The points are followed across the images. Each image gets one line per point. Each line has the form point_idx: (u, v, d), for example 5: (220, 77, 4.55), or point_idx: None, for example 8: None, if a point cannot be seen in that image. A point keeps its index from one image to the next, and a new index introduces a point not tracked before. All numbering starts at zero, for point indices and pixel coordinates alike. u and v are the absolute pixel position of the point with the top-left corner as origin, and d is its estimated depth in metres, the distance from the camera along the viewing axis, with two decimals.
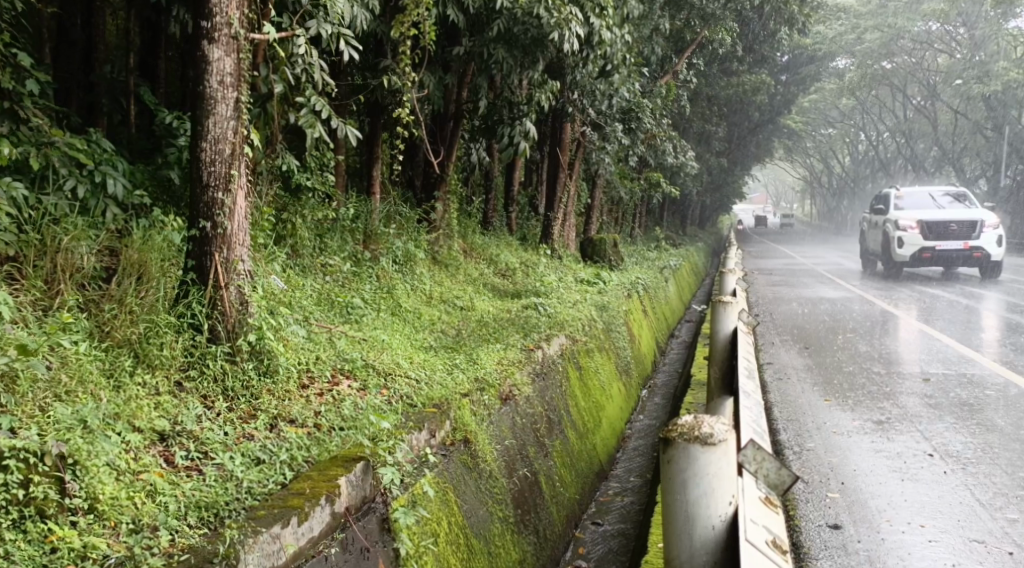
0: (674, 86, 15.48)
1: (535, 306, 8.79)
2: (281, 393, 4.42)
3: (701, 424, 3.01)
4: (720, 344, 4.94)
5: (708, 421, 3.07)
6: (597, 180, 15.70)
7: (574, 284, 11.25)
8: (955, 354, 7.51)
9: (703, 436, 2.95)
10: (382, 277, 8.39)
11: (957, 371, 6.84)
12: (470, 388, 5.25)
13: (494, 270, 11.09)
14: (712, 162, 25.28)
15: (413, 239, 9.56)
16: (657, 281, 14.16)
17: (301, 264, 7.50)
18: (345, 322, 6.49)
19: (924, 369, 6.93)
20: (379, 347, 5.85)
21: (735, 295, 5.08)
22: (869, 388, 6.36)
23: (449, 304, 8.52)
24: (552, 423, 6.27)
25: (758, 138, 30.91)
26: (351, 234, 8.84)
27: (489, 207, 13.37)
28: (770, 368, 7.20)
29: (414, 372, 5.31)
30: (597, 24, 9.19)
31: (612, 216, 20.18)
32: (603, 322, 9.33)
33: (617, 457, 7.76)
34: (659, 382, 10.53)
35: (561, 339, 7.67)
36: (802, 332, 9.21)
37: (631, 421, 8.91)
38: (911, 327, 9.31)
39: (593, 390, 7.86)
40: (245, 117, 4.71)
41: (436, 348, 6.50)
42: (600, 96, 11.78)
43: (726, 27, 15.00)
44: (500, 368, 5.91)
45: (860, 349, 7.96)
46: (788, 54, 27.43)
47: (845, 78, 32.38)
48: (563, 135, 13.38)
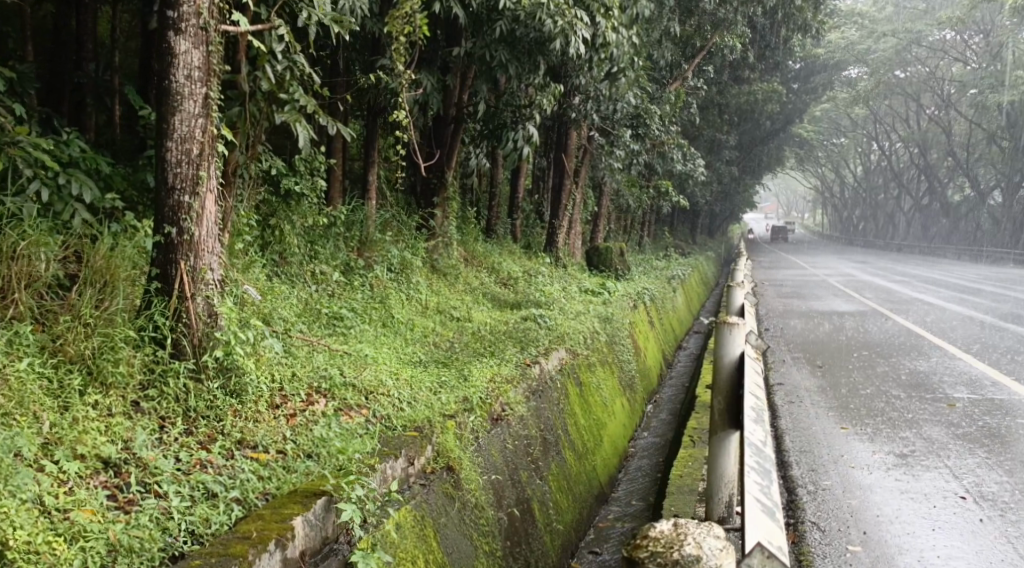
0: (683, 92, 15.11)
1: (534, 317, 8.43)
2: (248, 413, 4.07)
3: (685, 542, 2.61)
4: (726, 372, 4.33)
5: (697, 530, 2.67)
6: (604, 187, 15.34)
7: (578, 294, 10.89)
8: (977, 376, 7.12)
9: (683, 560, 2.55)
10: (376, 286, 8.04)
11: (983, 396, 6.43)
12: (458, 409, 4.89)
13: (495, 279, 10.74)
14: (722, 170, 24.91)
15: (409, 246, 9.22)
16: (665, 291, 13.78)
17: (288, 272, 7.17)
18: (330, 335, 6.15)
19: (947, 393, 6.53)
20: (364, 363, 5.51)
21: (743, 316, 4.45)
22: (889, 414, 5.96)
23: (445, 315, 8.18)
24: (547, 445, 5.92)
25: (769, 147, 30.52)
26: (344, 241, 8.52)
27: (492, 214, 13.03)
28: (780, 389, 6.82)
29: (399, 392, 4.95)
30: (602, 24, 8.84)
31: (620, 224, 19.82)
32: (606, 335, 8.96)
33: (617, 478, 7.39)
34: (664, 397, 10.13)
35: (560, 352, 7.32)
36: (814, 348, 8.83)
37: (634, 439, 8.53)
38: (929, 345, 8.91)
39: (594, 407, 7.49)
40: (215, 112, 4.36)
41: (426, 363, 6.15)
42: (606, 101, 11.44)
43: (738, 32, 14.64)
44: (492, 385, 5.55)
45: (876, 369, 7.56)
46: (801, 61, 27.06)
47: (858, 87, 31.98)
48: (569, 141, 13.03)
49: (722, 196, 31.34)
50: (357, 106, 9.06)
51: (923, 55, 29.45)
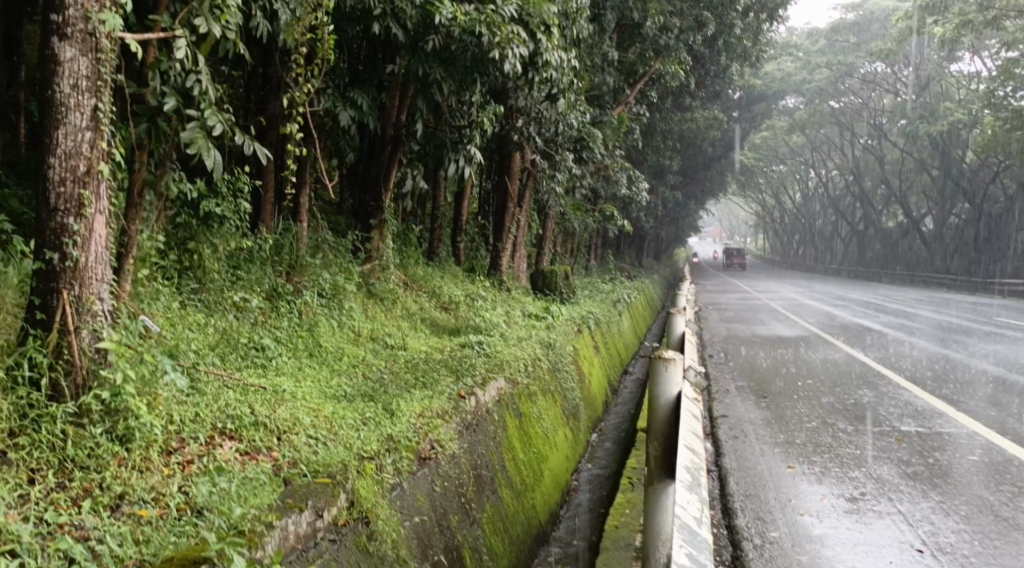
0: (626, 117, 14.97)
1: (472, 344, 8.05)
2: (135, 461, 3.68)
3: None
4: (663, 413, 4.28)
5: None
6: (549, 211, 15.11)
7: (521, 320, 10.57)
8: (924, 407, 6.93)
9: None
10: (305, 311, 7.62)
11: (931, 429, 6.24)
12: (380, 450, 4.51)
13: (435, 303, 10.36)
14: (666, 195, 24.94)
15: (342, 270, 8.79)
16: (610, 314, 13.54)
17: (206, 300, 6.71)
18: (246, 369, 5.71)
19: (895, 426, 6.33)
20: (280, 400, 5.07)
21: (680, 352, 4.37)
22: (837, 451, 5.71)
23: (378, 343, 7.79)
24: (481, 483, 5.55)
25: (711, 172, 30.76)
26: (271, 264, 8.06)
27: (434, 237, 12.68)
28: (725, 423, 6.54)
29: (314, 432, 4.55)
30: (542, 43, 8.55)
31: (566, 248, 19.62)
32: (549, 362, 8.61)
33: (559, 514, 7.06)
34: (609, 426, 9.81)
35: (499, 382, 6.93)
36: (759, 376, 8.61)
37: (577, 470, 8.17)
38: (873, 372, 8.77)
39: (535, 440, 7.13)
40: (106, 127, 3.92)
41: (351, 398, 5.72)
42: (548, 123, 11.21)
43: (680, 59, 14.55)
44: (420, 422, 5.17)
45: (823, 399, 7.33)
46: (741, 90, 27.34)
47: (795, 115, 32.47)
48: (513, 163, 12.76)
49: (667, 220, 31.45)
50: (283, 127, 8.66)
51: (856, 85, 30.05)
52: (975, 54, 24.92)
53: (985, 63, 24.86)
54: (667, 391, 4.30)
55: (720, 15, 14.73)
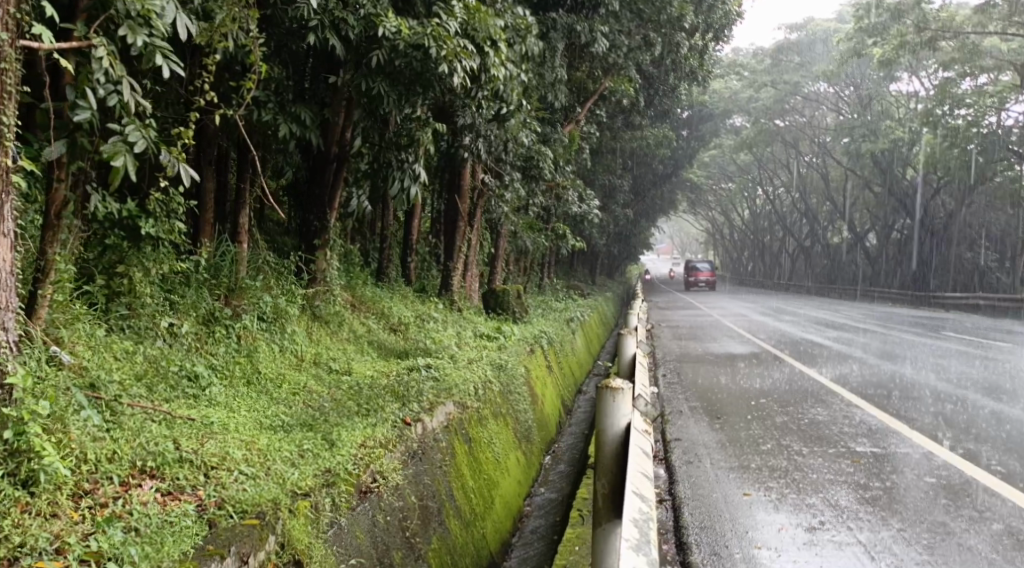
0: (576, 136, 14.89)
1: (420, 367, 7.77)
2: (41, 507, 3.44)
3: None
4: (611, 447, 4.35)
5: None
6: (500, 231, 14.93)
7: (472, 340, 10.33)
8: (878, 426, 6.84)
9: None
10: (244, 337, 7.32)
11: (887, 449, 6.14)
12: (316, 484, 4.23)
13: (383, 325, 10.09)
14: (617, 213, 24.95)
15: (285, 293, 8.48)
16: (563, 333, 13.37)
17: (135, 327, 6.39)
18: (176, 400, 5.42)
19: (850, 446, 6.21)
20: (210, 434, 4.77)
21: (629, 382, 4.41)
22: (794, 475, 5.56)
23: (322, 368, 7.51)
24: (427, 515, 5.30)
25: (660, 190, 30.91)
26: (209, 289, 7.66)
27: (383, 258, 12.40)
28: (679, 447, 6.38)
29: (246, 468, 4.29)
30: (487, 57, 8.34)
31: (518, 266, 19.46)
32: (500, 384, 8.36)
33: (511, 542, 6.83)
34: (563, 448, 9.58)
35: (448, 407, 6.67)
36: (712, 396, 8.47)
37: (530, 495, 7.94)
38: (826, 390, 8.70)
39: (485, 466, 6.89)
40: (12, 143, 3.65)
41: (288, 428, 5.43)
42: (497, 141, 11.04)
43: (629, 78, 14.50)
44: (360, 451, 4.90)
45: (776, 419, 7.21)
46: (689, 110, 27.54)
47: (743, 134, 32.84)
48: (463, 181, 12.56)
49: (619, 238, 31.48)
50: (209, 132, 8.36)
51: (800, 105, 30.54)
52: (913, 75, 25.43)
53: (924, 84, 25.40)
54: (613, 425, 4.35)
55: (666, 36, 14.71)
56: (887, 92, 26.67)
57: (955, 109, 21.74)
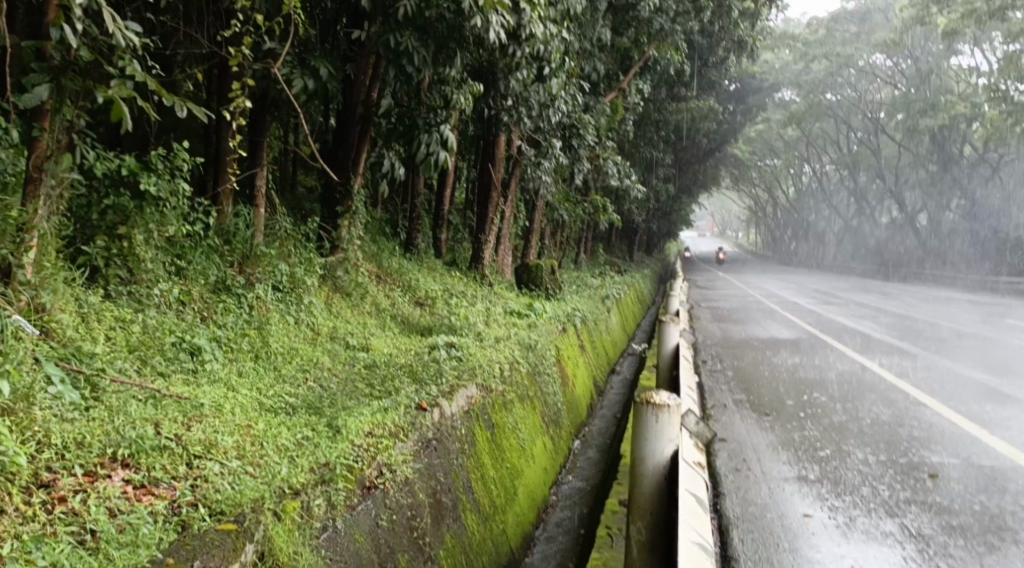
0: (619, 105, 14.22)
1: (442, 345, 7.25)
2: None
3: None
4: (651, 477, 4.18)
5: None
6: (535, 202, 14.37)
7: (501, 317, 9.79)
8: (955, 431, 6.23)
9: None
10: (256, 307, 6.86)
11: (967, 460, 5.56)
12: (309, 481, 3.74)
13: (410, 298, 9.61)
14: (659, 188, 24.19)
15: (306, 262, 7.98)
16: (598, 311, 12.77)
17: (134, 291, 5.96)
18: (174, 376, 5.00)
19: (924, 456, 5.64)
20: (199, 416, 4.29)
21: (675, 404, 4.19)
22: (861, 493, 5.02)
23: (337, 343, 7.03)
24: (440, 513, 4.83)
25: (703, 165, 30.02)
26: (221, 255, 7.27)
27: (412, 227, 11.87)
28: (723, 450, 5.83)
29: (234, 459, 3.82)
30: (525, 13, 7.75)
31: (554, 240, 18.85)
32: (528, 365, 7.82)
33: (535, 536, 6.36)
34: (594, 432, 9.08)
35: (471, 390, 6.15)
36: (760, 387, 7.87)
37: (557, 483, 7.44)
38: (884, 384, 8.10)
39: (509, 453, 6.38)
40: None
41: (291, 411, 4.96)
42: (536, 107, 10.45)
43: (676, 44, 13.78)
44: (366, 441, 4.40)
45: (833, 419, 6.61)
46: (737, 81, 26.61)
47: (791, 108, 31.75)
48: (497, 150, 11.97)
49: (659, 213, 30.65)
50: (204, 85, 8.10)
51: (855, 78, 29.44)
52: (977, 47, 24.26)
53: (988, 57, 24.23)
54: (652, 454, 4.18)
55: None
56: (947, 65, 25.50)
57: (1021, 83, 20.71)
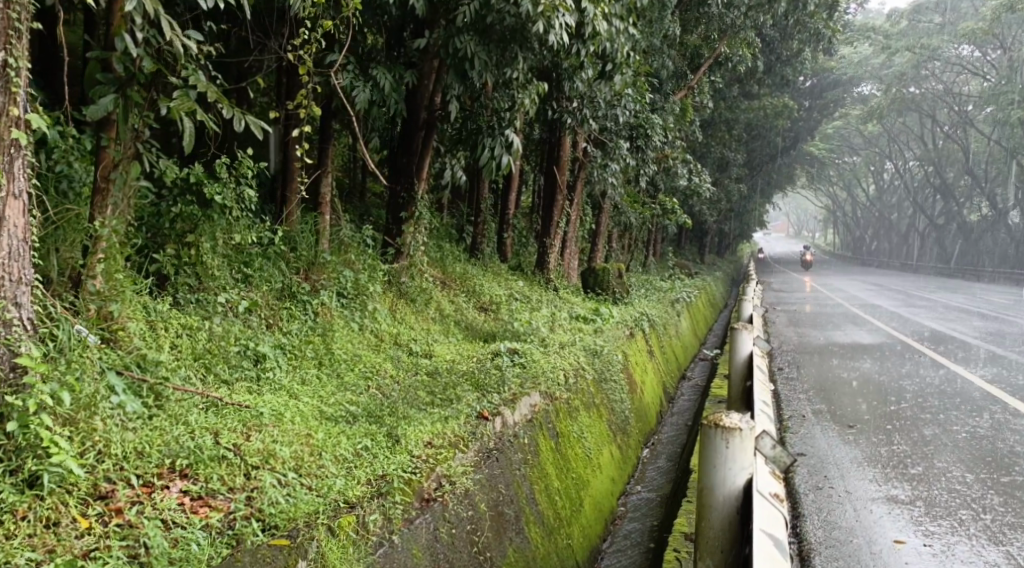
0: (690, 103, 13.99)
1: (505, 352, 7.15)
2: (46, 512, 3.10)
3: None
4: (721, 511, 3.77)
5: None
6: (602, 204, 14.17)
7: (566, 322, 9.65)
8: None
9: None
10: (321, 314, 6.87)
11: None
12: (366, 494, 3.69)
13: (474, 304, 9.55)
14: (731, 188, 23.75)
15: (371, 268, 7.97)
16: (666, 315, 12.51)
17: (201, 298, 6.01)
18: (238, 384, 5.01)
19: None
20: (259, 427, 4.26)
21: (744, 427, 3.74)
22: (960, 517, 4.77)
23: (401, 349, 6.99)
24: (502, 527, 4.72)
25: (776, 164, 29.38)
26: (286, 261, 7.30)
27: (478, 231, 11.83)
28: (804, 466, 5.63)
29: (291, 471, 3.77)
30: (590, 11, 7.64)
31: (622, 242, 18.63)
32: (593, 372, 7.65)
33: (601, 549, 6.20)
34: (662, 439, 8.85)
35: (533, 398, 6.02)
36: (839, 396, 7.58)
37: (625, 494, 7.24)
38: (971, 393, 7.68)
39: (574, 462, 6.23)
40: (20, 90, 3.43)
41: (352, 420, 4.91)
42: (604, 108, 10.31)
43: (748, 40, 13.48)
44: (425, 451, 4.33)
45: (922, 432, 6.33)
46: (812, 77, 25.99)
47: (870, 103, 30.83)
48: (563, 152, 11.84)
49: (731, 213, 30.08)
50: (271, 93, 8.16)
51: (937, 71, 28.41)
52: None
53: None
54: (722, 485, 3.78)
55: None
56: None
57: None
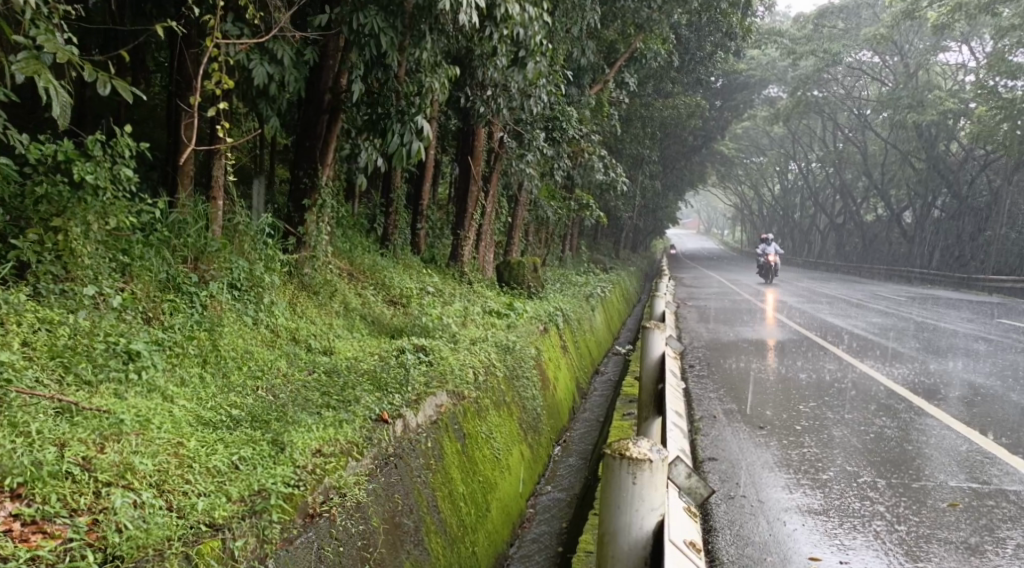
0: (605, 97, 13.78)
1: (411, 348, 6.73)
2: None
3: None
4: (627, 561, 3.48)
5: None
6: (518, 196, 13.86)
7: (479, 316, 9.29)
8: (967, 448, 5.81)
9: None
10: (211, 306, 6.31)
11: (986, 484, 5.15)
12: (236, 513, 3.29)
13: (383, 297, 9.09)
14: (645, 185, 23.81)
15: (269, 259, 7.41)
16: (581, 309, 12.27)
17: (66, 290, 5.43)
18: (103, 386, 4.48)
19: (937, 480, 5.22)
20: (120, 434, 3.75)
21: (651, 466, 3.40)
22: (872, 528, 4.58)
23: (299, 346, 6.49)
24: (401, 543, 4.31)
25: (687, 162, 29.70)
26: (172, 250, 6.68)
27: (388, 222, 11.37)
28: (718, 474, 5.39)
29: (149, 489, 3.33)
30: None
31: (538, 237, 18.39)
32: (504, 368, 7.29)
33: (510, 555, 5.87)
34: (575, 437, 8.57)
35: (439, 398, 5.61)
36: (750, 394, 7.42)
37: (536, 495, 6.92)
38: (884, 391, 7.59)
39: (481, 464, 5.85)
40: None
41: (234, 425, 4.43)
42: (518, 97, 9.98)
43: (663, 33, 13.35)
44: (312, 461, 3.83)
45: (832, 432, 6.19)
46: (723, 78, 26.29)
47: (778, 104, 31.43)
48: (476, 142, 11.44)
49: (645, 211, 30.25)
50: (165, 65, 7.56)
51: (840, 75, 29.09)
52: (964, 44, 23.99)
53: (975, 52, 24.00)
54: (627, 531, 3.46)
55: None
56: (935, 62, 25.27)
57: (1012, 76, 20.39)
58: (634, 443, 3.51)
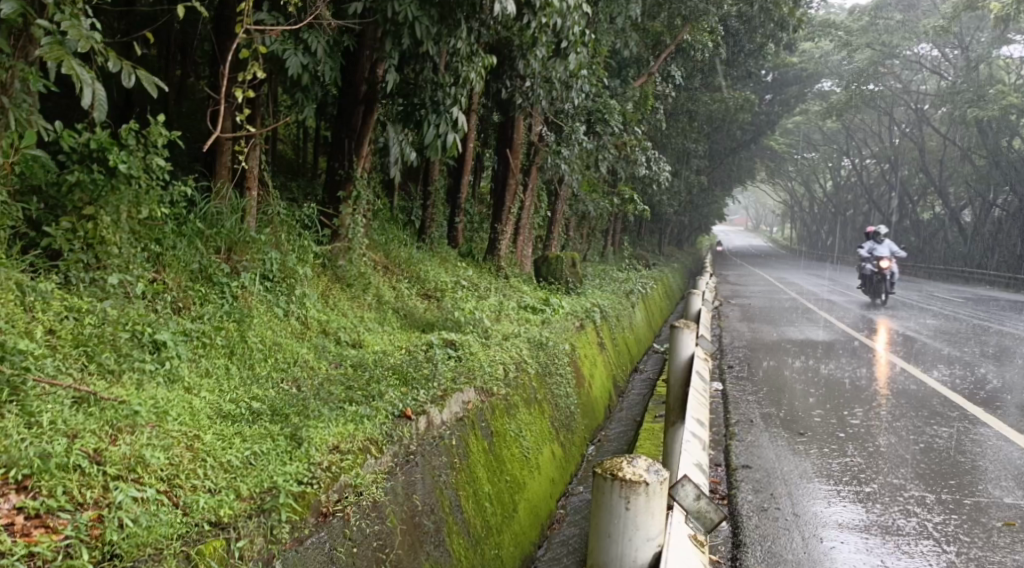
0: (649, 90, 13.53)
1: (441, 342, 6.61)
2: None
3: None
4: None
5: None
6: (559, 191, 13.69)
7: (514, 312, 9.15)
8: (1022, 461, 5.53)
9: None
10: (241, 297, 6.26)
11: None
12: (245, 511, 3.24)
13: (417, 290, 8.99)
14: (691, 180, 23.43)
15: (301, 250, 7.36)
16: (620, 306, 12.06)
17: (95, 278, 5.41)
18: (125, 376, 4.44)
19: (989, 496, 4.97)
20: (135, 427, 3.70)
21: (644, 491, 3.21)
22: (916, 548, 4.36)
23: (328, 338, 6.42)
24: (420, 545, 4.20)
25: (735, 157, 29.18)
26: (204, 240, 6.64)
27: (426, 215, 11.27)
28: (751, 485, 5.19)
29: (156, 486, 3.27)
30: None
31: (579, 232, 18.18)
32: (536, 365, 7.14)
33: (536, 557, 5.74)
34: (610, 436, 8.39)
35: (466, 395, 5.48)
36: (792, 399, 7.18)
37: (566, 495, 6.78)
38: (934, 398, 7.29)
39: (508, 463, 5.71)
40: None
41: (254, 419, 4.36)
42: (559, 89, 9.81)
43: (711, 25, 13.06)
44: (327, 458, 3.72)
45: (878, 441, 5.94)
46: (774, 71, 25.76)
47: (830, 99, 30.72)
48: (515, 135, 11.29)
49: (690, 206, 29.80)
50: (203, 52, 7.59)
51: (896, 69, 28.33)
52: None
53: None
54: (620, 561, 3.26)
55: None
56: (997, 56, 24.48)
57: None
58: (628, 462, 3.31)
